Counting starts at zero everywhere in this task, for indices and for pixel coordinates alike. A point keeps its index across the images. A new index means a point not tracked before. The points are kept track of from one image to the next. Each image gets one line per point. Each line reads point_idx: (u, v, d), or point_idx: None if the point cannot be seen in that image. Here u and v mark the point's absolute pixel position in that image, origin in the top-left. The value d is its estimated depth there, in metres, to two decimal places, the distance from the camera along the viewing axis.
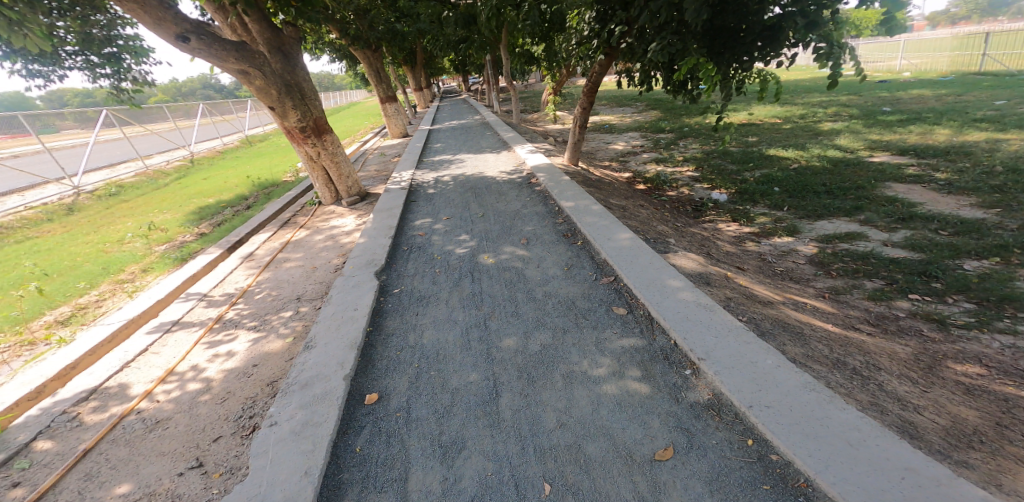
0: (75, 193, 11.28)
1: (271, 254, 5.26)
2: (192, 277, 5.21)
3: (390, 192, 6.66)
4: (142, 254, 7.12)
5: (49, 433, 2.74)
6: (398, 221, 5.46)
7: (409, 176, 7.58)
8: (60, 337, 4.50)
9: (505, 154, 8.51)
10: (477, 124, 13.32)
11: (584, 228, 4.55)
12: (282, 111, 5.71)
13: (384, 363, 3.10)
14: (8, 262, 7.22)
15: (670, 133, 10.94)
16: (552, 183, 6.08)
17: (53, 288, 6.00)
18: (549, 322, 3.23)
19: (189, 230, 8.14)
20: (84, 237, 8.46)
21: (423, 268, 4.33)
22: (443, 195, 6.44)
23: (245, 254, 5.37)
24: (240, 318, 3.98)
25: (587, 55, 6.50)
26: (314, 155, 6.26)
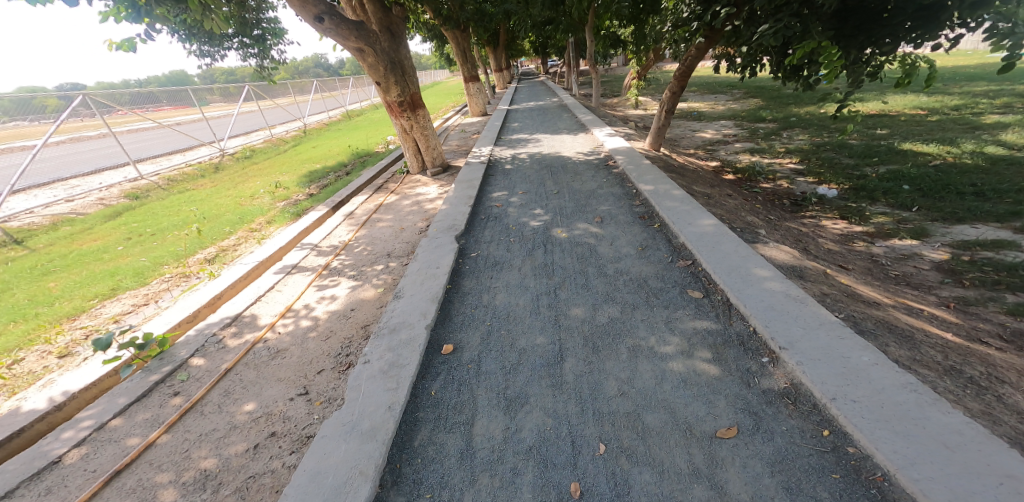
0: (221, 154, 13.52)
1: (367, 214, 5.83)
2: (304, 231, 6.05)
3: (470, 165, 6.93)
4: (266, 208, 8.37)
5: (202, 351, 3.44)
6: (478, 193, 5.68)
7: (488, 151, 7.83)
8: (211, 272, 5.59)
9: (583, 136, 8.37)
10: (556, 105, 13.17)
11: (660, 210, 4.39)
12: (385, 86, 6.24)
13: (460, 318, 3.34)
14: (173, 208, 8.95)
15: (771, 122, 9.86)
16: (630, 165, 5.92)
17: (204, 232, 7.31)
18: (618, 297, 3.24)
19: (301, 191, 9.35)
20: (225, 191, 10.16)
21: (499, 236, 4.53)
22: (520, 171, 6.58)
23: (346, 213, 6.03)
24: (342, 267, 4.52)
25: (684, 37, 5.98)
26: (408, 127, 6.74)
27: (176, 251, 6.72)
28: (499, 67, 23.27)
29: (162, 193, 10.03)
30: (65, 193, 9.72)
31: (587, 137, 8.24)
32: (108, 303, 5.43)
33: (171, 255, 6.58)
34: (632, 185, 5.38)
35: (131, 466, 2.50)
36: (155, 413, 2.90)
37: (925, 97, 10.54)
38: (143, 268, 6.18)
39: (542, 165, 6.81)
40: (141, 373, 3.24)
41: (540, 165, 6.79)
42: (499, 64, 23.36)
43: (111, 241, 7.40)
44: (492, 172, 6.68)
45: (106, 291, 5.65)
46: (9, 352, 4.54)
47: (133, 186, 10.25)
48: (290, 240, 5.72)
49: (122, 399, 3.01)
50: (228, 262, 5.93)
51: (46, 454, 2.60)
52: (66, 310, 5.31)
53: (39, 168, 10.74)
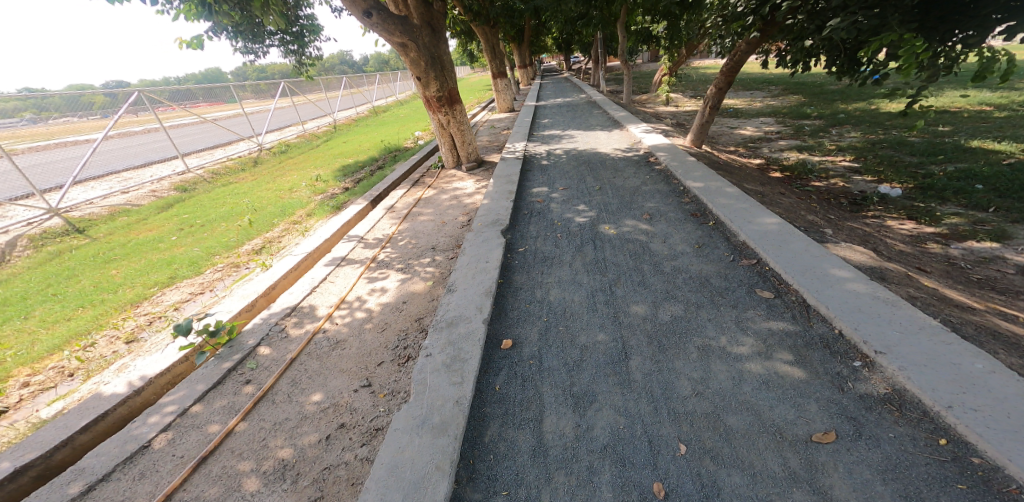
0: (258, 148, 13.92)
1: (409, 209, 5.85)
2: (346, 224, 6.13)
3: (505, 160, 6.82)
4: (306, 201, 8.55)
5: (268, 340, 3.53)
6: (517, 187, 5.46)
7: (522, 147, 7.50)
8: (261, 262, 5.77)
9: (617, 131, 8.08)
10: (584, 102, 12.88)
11: (710, 208, 4.07)
12: (425, 81, 6.26)
13: (515, 312, 3.26)
14: (218, 200, 9.25)
15: (817, 119, 9.34)
16: (671, 158, 5.68)
17: (251, 224, 7.54)
18: (680, 295, 3.10)
19: (337, 185, 9.52)
20: (265, 184, 10.46)
21: (544, 232, 4.28)
22: (559, 164, 6.35)
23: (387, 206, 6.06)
24: (390, 260, 4.55)
25: (737, 32, 5.64)
26: (444, 121, 6.71)
27: (227, 241, 6.97)
28: (524, 63, 22.98)
29: (206, 186, 10.39)
30: (120, 185, 10.22)
31: (622, 133, 7.92)
32: (168, 291, 5.67)
33: (222, 245, 6.83)
34: (676, 181, 5.00)
35: (214, 453, 2.61)
36: (230, 401, 3.00)
37: (987, 92, 9.84)
38: (196, 258, 6.42)
39: (573, 160, 6.45)
40: (213, 361, 3.36)
41: (572, 159, 6.47)
42: (524, 60, 23.09)
43: (164, 231, 7.71)
44: (528, 163, 6.55)
45: (165, 280, 5.90)
46: (84, 336, 4.81)
47: (181, 179, 10.68)
48: (334, 233, 5.82)
49: (199, 386, 3.13)
50: (275, 253, 6.11)
51: (136, 438, 2.74)
52: (130, 297, 5.58)
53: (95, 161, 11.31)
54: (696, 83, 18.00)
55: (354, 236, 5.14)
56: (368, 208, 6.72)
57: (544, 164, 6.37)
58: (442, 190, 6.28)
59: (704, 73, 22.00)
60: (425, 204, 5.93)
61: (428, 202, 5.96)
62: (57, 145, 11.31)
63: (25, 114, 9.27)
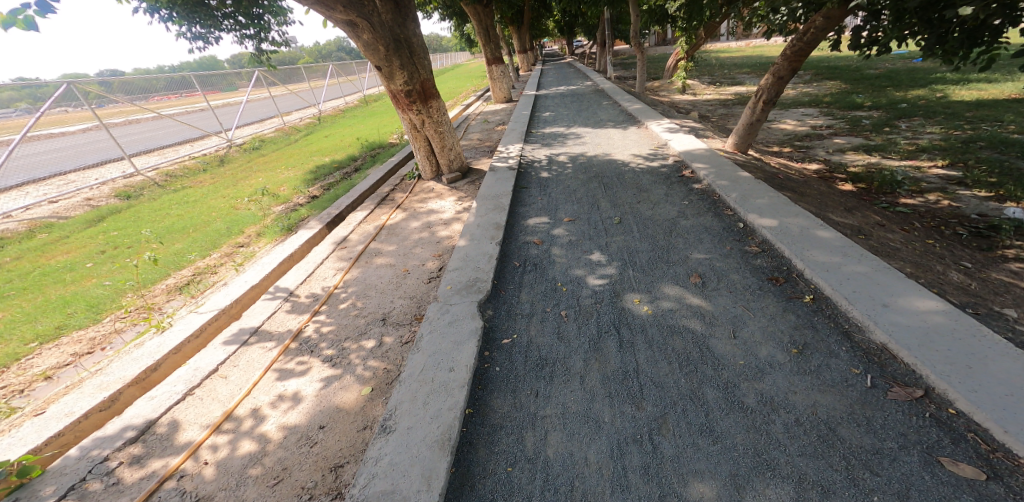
0: (228, 145, 12.50)
1: (361, 243, 4.42)
2: (287, 258, 4.76)
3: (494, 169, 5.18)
4: (261, 214, 7.14)
5: (80, 491, 2.24)
6: (507, 217, 4.01)
7: (518, 149, 5.95)
8: (172, 314, 4.47)
9: (633, 128, 6.50)
10: (591, 90, 11.18)
11: (806, 272, 2.63)
12: (387, 72, 4.64)
13: (487, 483, 1.88)
14: (161, 211, 7.88)
15: (874, 110, 7.71)
16: (712, 169, 4.16)
17: (186, 249, 6.19)
18: (781, 464, 1.72)
19: (302, 192, 8.09)
20: (223, 189, 9.07)
21: (542, 307, 2.91)
22: (563, 174, 4.86)
23: (337, 236, 4.65)
24: (318, 339, 3.26)
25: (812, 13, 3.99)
26: (418, 123, 5.10)
27: (148, 273, 5.63)
28: (525, 47, 21.20)
29: (155, 192, 9.00)
30: (54, 191, 8.83)
31: (640, 130, 6.35)
32: (44, 351, 4.27)
33: (139, 279, 5.50)
34: (730, 211, 3.50)
35: None
36: None
37: None
38: (100, 299, 5.07)
39: (576, 170, 4.93)
40: None
41: (576, 169, 4.95)
42: (523, 45, 21.18)
43: (82, 255, 6.36)
44: (523, 174, 5.07)
45: (48, 331, 4.53)
46: None
47: (126, 182, 9.29)
48: (267, 276, 4.48)
49: None
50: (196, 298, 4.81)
51: None
52: None
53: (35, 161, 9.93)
54: (714, 68, 16.27)
55: (280, 291, 3.79)
56: (323, 233, 5.28)
57: (545, 176, 4.89)
58: (411, 213, 4.85)
59: (720, 57, 20.25)
60: (387, 236, 4.49)
61: (391, 232, 4.54)
62: None
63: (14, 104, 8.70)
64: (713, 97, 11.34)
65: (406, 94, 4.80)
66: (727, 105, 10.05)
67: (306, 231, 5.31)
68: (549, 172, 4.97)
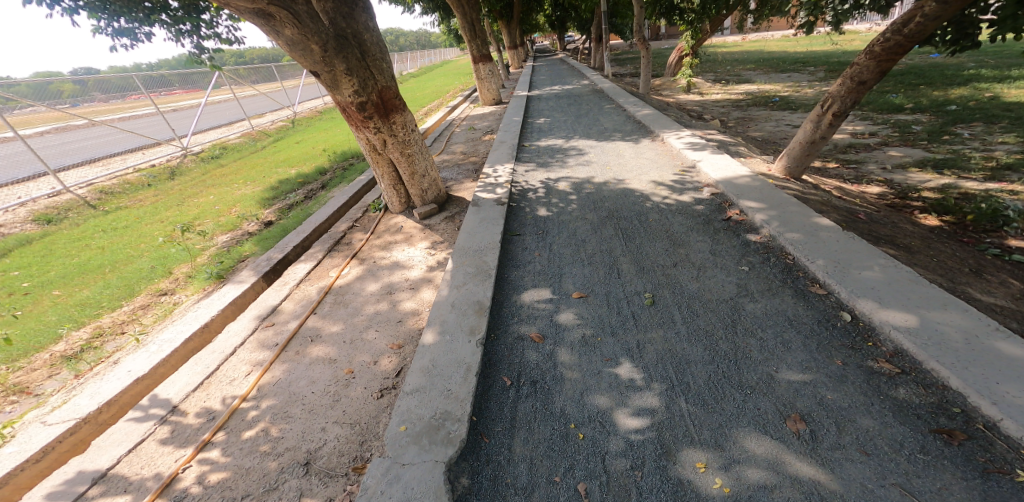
0: (182, 155, 11.26)
1: (292, 320, 3.27)
2: (199, 331, 3.55)
3: (478, 202, 4.00)
4: (198, 249, 5.93)
5: None
6: (494, 288, 2.90)
7: (507, 169, 4.77)
8: (34, 410, 3.26)
9: (644, 138, 5.30)
10: (588, 90, 9.95)
11: (1007, 425, 1.57)
12: (331, 80, 3.29)
13: None
14: (82, 241, 6.60)
15: (919, 115, 6.64)
16: (772, 211, 3.03)
17: (93, 298, 4.92)
18: None
19: (253, 217, 6.91)
20: (165, 211, 7.86)
21: (549, 474, 1.78)
22: (565, 212, 3.70)
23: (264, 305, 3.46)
24: (200, 492, 2.13)
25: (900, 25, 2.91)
26: (379, 145, 3.83)
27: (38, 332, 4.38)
28: (515, 42, 19.93)
29: (84, 215, 7.77)
30: None
31: (653, 141, 5.14)
32: None
33: (22, 342, 4.23)
34: (819, 291, 2.41)
35: None
36: None
37: None
38: None
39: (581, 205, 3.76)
40: None
41: (581, 203, 3.78)
42: (512, 40, 19.71)
43: None
44: (513, 209, 3.89)
45: None
46: None
47: (50, 203, 8.02)
48: (165, 361, 3.27)
49: None
50: (78, 384, 3.58)
51: None
52: None
53: None
54: (717, 64, 15.21)
55: (157, 408, 2.72)
56: (255, 289, 4.04)
57: (542, 213, 3.73)
58: (366, 267, 3.66)
59: (721, 51, 19.20)
60: (331, 306, 3.33)
61: (337, 299, 3.38)
62: None
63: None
64: (724, 96, 10.15)
65: (360, 109, 3.49)
66: (741, 104, 8.87)
67: (233, 286, 4.07)
68: (547, 208, 3.80)
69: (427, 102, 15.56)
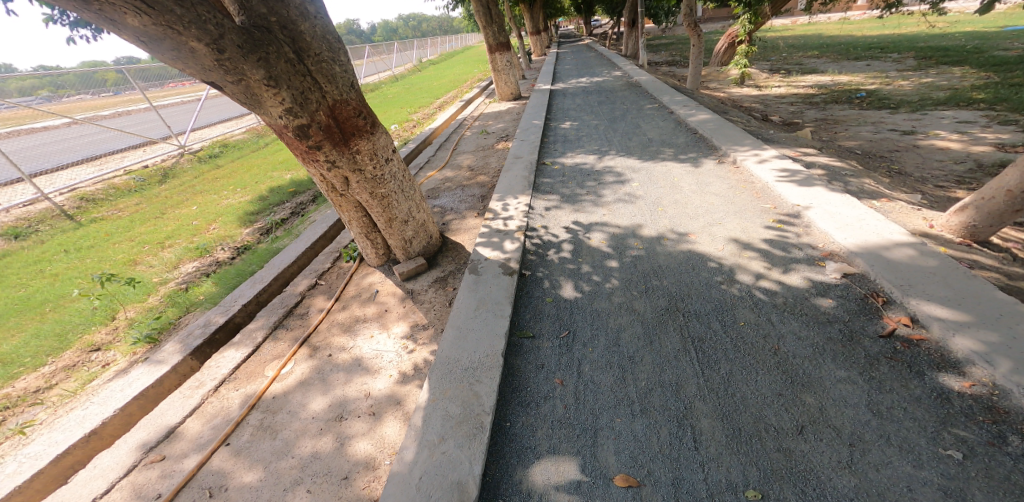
0: (178, 154, 10.56)
1: (190, 455, 2.07)
2: (75, 445, 2.28)
3: (478, 268, 2.82)
4: (155, 282, 5.05)
5: None
6: (490, 458, 1.77)
7: (524, 205, 3.59)
8: None
9: (707, 157, 3.95)
10: (622, 85, 8.48)
11: None
12: (248, 93, 2.14)
13: None
14: (34, 268, 5.87)
15: None
16: (988, 335, 1.74)
17: (7, 350, 3.94)
18: None
19: (229, 240, 6.06)
20: (141, 224, 7.08)
21: None
22: (604, 292, 2.50)
23: (162, 424, 2.25)
24: None
25: None
26: (340, 185, 2.69)
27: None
28: (538, 30, 18.34)
29: (54, 229, 7.09)
30: None
31: (720, 161, 3.79)
32: None
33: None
34: None
35: None
36: None
37: None
38: None
39: (628, 280, 2.53)
40: None
41: (626, 277, 2.56)
42: (535, 25, 18.09)
43: None
44: (527, 279, 2.72)
45: None
46: None
47: (21, 214, 7.40)
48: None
49: None
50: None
51: None
52: None
53: None
54: (771, 51, 13.33)
55: None
56: (179, 372, 2.87)
57: (569, 293, 2.54)
58: (316, 363, 2.56)
59: (770, 36, 17.09)
60: (251, 434, 2.16)
61: (264, 419, 2.23)
62: None
63: (38, 91, 8.39)
64: (787, 89, 8.48)
65: (302, 137, 2.34)
66: (814, 100, 7.24)
67: (147, 365, 2.85)
68: (577, 283, 2.61)
69: (442, 94, 14.33)
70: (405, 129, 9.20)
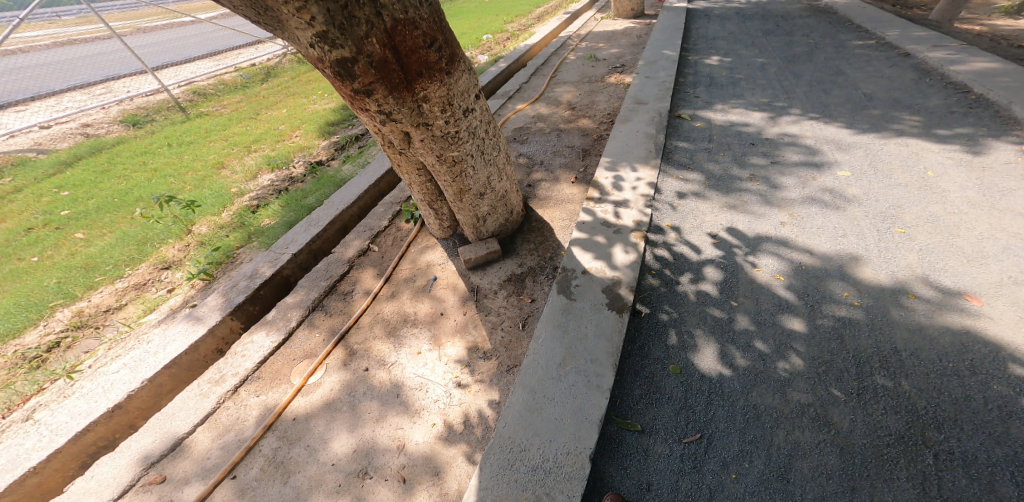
0: (283, 53, 10.33)
1: (192, 482, 1.81)
2: (98, 421, 2.24)
3: (569, 295, 2.07)
4: (233, 193, 4.94)
5: None
6: None
7: (661, 188, 2.57)
8: None
9: (997, 137, 2.39)
10: (801, 7, 6.12)
11: None
12: (262, 5, 1.35)
13: None
14: (140, 159, 6.17)
15: None
16: None
17: (95, 252, 4.19)
18: None
19: (306, 154, 5.75)
20: (237, 124, 7.07)
21: None
22: (774, 380, 1.67)
23: (172, 430, 2.02)
24: None
25: None
26: (399, 142, 1.93)
27: (24, 304, 3.62)
28: None
29: (166, 120, 7.41)
30: (75, 107, 7.75)
31: None
32: None
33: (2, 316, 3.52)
34: None
35: None
36: None
37: None
38: None
39: (820, 365, 1.67)
40: None
41: (817, 360, 1.68)
42: None
43: (22, 222, 4.96)
44: (641, 325, 1.95)
45: None
46: None
47: (143, 104, 7.83)
48: (20, 484, 2.02)
49: None
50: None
51: None
52: None
53: (82, 70, 9.22)
54: None
55: None
56: (217, 335, 2.72)
57: (708, 367, 1.76)
58: (347, 378, 2.12)
59: None
60: (261, 469, 1.83)
61: (278, 450, 1.89)
62: (50, 65, 9.56)
63: None
64: None
65: (344, 77, 1.53)
66: None
67: (185, 323, 2.72)
68: (724, 351, 1.80)
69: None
70: (499, 41, 7.84)
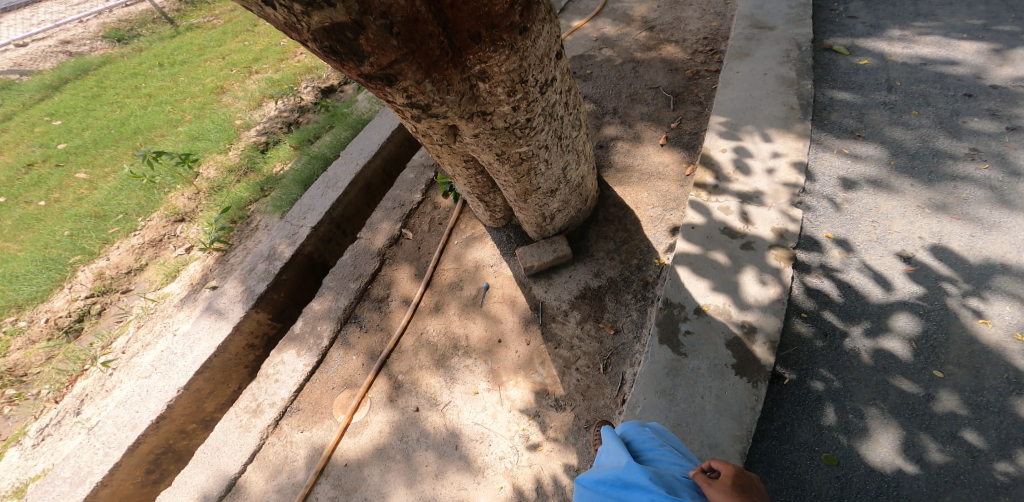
0: None
1: None
2: (146, 433, 2.02)
3: (677, 340, 1.53)
4: (236, 128, 4.23)
5: None
6: None
7: (823, 175, 1.83)
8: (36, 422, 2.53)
9: None
10: None
11: None
12: None
13: None
14: (131, 83, 5.39)
15: None
16: None
17: (101, 199, 3.70)
18: None
19: (314, 75, 4.82)
20: (232, 38, 6.02)
21: None
22: (984, 487, 1.15)
23: (223, 467, 1.80)
24: None
25: None
26: (439, 129, 1.28)
27: (43, 263, 3.28)
28: None
29: (154, 34, 6.40)
30: (51, 21, 6.75)
31: None
32: None
33: (23, 277, 3.20)
34: None
35: None
36: None
37: None
38: None
39: None
40: None
41: None
42: None
43: (17, 158, 4.46)
44: (781, 393, 1.41)
45: None
46: None
47: (125, 14, 6.74)
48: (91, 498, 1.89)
49: None
50: (45, 430, 2.48)
51: None
52: None
53: None
54: None
55: None
56: (244, 331, 2.35)
57: (879, 460, 1.24)
58: (395, 418, 1.76)
59: None
60: None
61: None
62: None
63: None
64: None
65: (344, 53, 0.86)
66: None
67: (207, 317, 2.32)
68: (910, 439, 1.25)
69: None
70: None
